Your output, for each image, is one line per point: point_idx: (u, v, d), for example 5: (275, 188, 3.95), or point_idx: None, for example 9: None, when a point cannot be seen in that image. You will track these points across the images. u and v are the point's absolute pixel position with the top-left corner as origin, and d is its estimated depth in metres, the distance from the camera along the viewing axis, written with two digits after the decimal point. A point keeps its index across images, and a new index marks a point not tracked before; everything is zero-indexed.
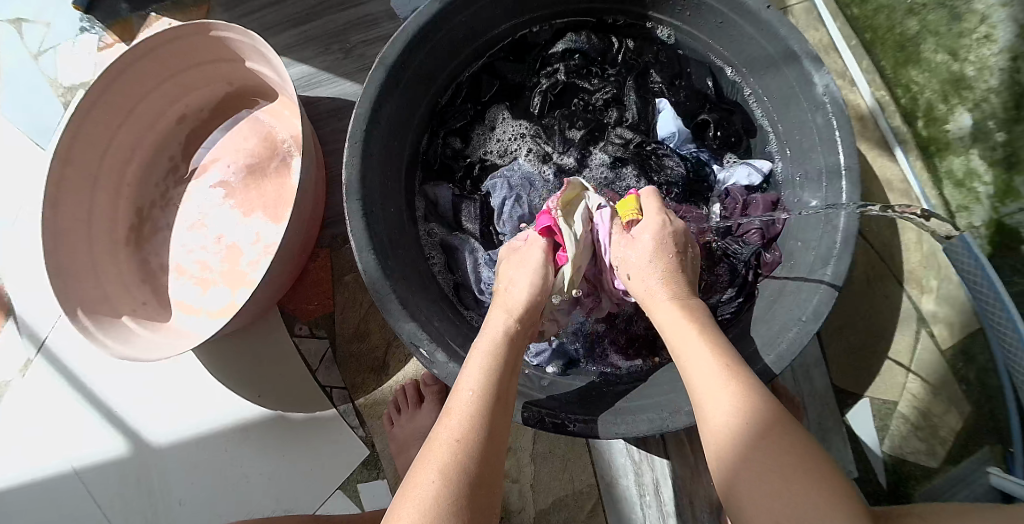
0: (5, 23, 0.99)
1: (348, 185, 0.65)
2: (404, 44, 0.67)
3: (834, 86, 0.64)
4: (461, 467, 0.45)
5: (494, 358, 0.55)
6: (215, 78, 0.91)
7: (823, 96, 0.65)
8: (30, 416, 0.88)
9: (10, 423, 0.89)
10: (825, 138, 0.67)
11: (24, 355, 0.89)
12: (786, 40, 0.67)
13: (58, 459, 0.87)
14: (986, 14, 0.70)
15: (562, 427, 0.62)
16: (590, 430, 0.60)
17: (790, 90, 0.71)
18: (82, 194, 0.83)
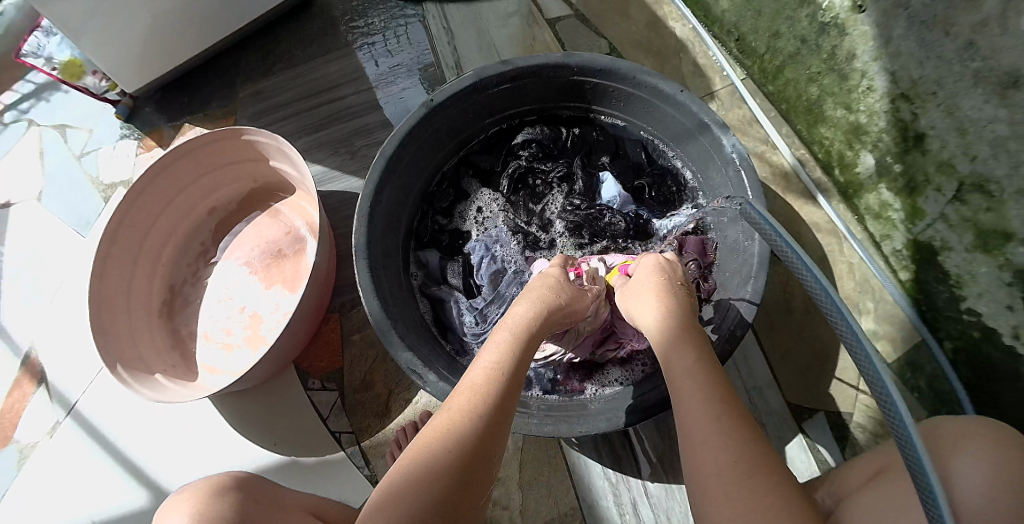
0: (51, 129, 1.21)
1: (358, 246, 0.80)
2: (398, 140, 0.84)
3: (739, 145, 0.79)
4: (469, 426, 0.52)
5: (476, 391, 0.55)
6: (243, 176, 1.10)
7: (731, 153, 0.80)
8: (55, 475, 0.97)
9: (35, 483, 0.96)
10: (737, 187, 0.80)
11: (52, 419, 0.99)
12: (697, 114, 0.82)
13: (76, 516, 0.94)
14: (865, 70, 0.85)
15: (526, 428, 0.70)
16: (558, 430, 0.71)
17: (709, 155, 0.85)
18: (126, 268, 0.98)
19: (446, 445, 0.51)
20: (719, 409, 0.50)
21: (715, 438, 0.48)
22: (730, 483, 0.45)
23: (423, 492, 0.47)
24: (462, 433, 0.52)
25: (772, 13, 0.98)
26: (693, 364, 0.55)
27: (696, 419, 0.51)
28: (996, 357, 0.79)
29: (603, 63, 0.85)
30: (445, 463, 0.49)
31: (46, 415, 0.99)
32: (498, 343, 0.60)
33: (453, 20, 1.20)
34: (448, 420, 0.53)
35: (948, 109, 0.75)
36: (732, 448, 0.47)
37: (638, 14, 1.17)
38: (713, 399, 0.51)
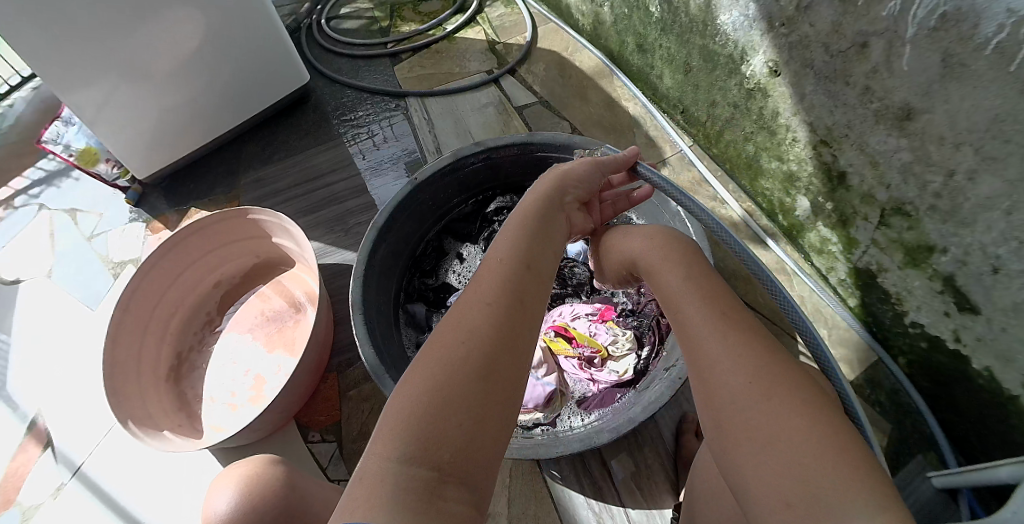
0: (65, 215, 1.34)
1: (355, 301, 0.88)
2: (389, 210, 0.94)
3: None
4: (508, 278, 0.57)
5: (499, 270, 0.58)
6: (248, 252, 1.22)
7: None
8: None
9: None
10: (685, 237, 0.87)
11: (58, 480, 1.03)
12: None
13: None
14: (789, 125, 0.97)
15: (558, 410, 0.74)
16: (535, 448, 0.74)
17: (662, 209, 0.94)
18: (138, 333, 1.08)
19: (493, 295, 0.54)
20: (733, 331, 0.53)
21: (733, 359, 0.50)
22: (756, 393, 0.48)
23: (471, 334, 0.50)
24: (507, 283, 0.56)
25: (708, 85, 1.11)
26: (697, 294, 0.57)
27: (714, 336, 0.53)
28: (945, 362, 0.84)
29: (560, 139, 0.97)
30: (491, 298, 0.54)
31: (51, 477, 1.03)
32: (510, 231, 0.66)
33: (432, 112, 1.36)
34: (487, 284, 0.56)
35: (860, 147, 0.85)
36: (757, 365, 0.49)
37: (596, 97, 1.32)
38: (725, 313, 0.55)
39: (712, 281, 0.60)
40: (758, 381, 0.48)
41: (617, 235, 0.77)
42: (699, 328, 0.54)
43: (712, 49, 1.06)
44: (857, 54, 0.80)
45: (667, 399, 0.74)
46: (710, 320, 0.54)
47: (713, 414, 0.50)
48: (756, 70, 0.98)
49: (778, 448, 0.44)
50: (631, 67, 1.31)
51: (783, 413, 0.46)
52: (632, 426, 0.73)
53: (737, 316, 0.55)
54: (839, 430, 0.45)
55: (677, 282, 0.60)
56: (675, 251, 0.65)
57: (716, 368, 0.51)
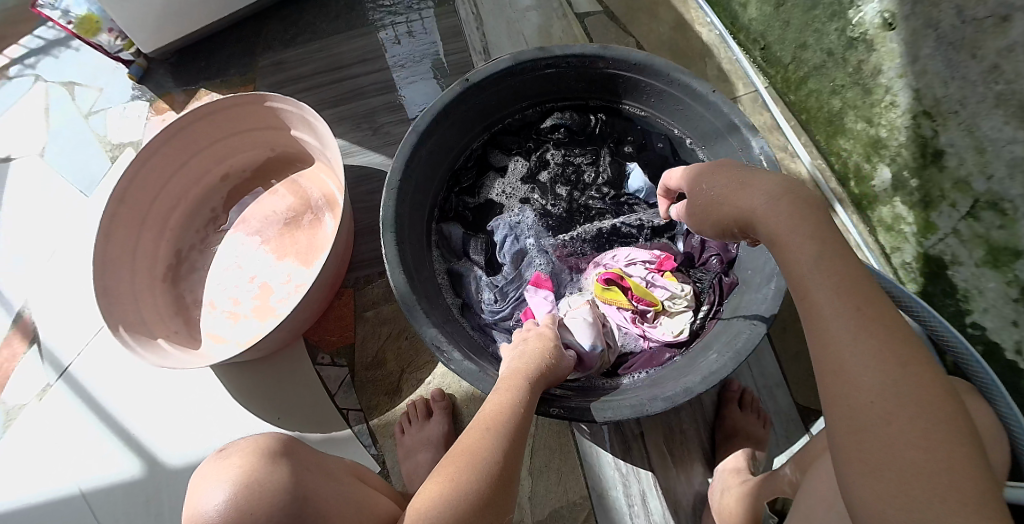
0: (60, 87, 1.18)
1: (385, 218, 0.79)
2: (432, 117, 0.83)
3: (767, 148, 0.79)
4: (501, 442, 0.58)
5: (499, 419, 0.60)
6: (261, 144, 1.09)
7: (759, 155, 0.80)
8: (43, 439, 0.93)
9: (25, 447, 0.93)
10: None
11: (44, 381, 0.96)
12: (729, 116, 0.83)
13: (67, 483, 0.91)
14: (890, 85, 0.88)
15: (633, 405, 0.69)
16: (585, 414, 0.69)
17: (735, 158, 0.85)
18: (133, 229, 0.97)
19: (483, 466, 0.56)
20: (873, 331, 0.42)
21: (868, 368, 0.41)
22: (887, 419, 0.40)
23: (473, 471, 0.56)
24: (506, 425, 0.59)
25: (800, 24, 1.00)
26: (831, 277, 0.44)
27: (852, 340, 0.42)
28: (999, 370, 0.82)
29: (636, 58, 0.85)
30: (491, 433, 0.58)
31: (38, 377, 0.96)
32: (508, 376, 0.66)
33: (481, 7, 1.19)
34: (475, 453, 0.57)
35: (968, 128, 0.77)
36: (896, 375, 0.40)
37: (666, 17, 1.19)
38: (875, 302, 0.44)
39: (848, 258, 0.46)
40: (896, 399, 0.40)
41: (712, 187, 0.57)
42: (835, 324, 0.43)
43: None
44: (994, 26, 0.70)
45: (728, 374, 0.69)
46: (856, 322, 0.42)
47: (846, 435, 0.42)
48: (866, 18, 0.87)
49: (920, 500, 0.37)
50: None
51: (925, 444, 0.38)
52: (688, 397, 0.68)
53: (879, 306, 0.43)
54: (985, 478, 0.38)
55: (811, 259, 0.46)
56: (809, 215, 0.48)
57: (849, 380, 0.42)
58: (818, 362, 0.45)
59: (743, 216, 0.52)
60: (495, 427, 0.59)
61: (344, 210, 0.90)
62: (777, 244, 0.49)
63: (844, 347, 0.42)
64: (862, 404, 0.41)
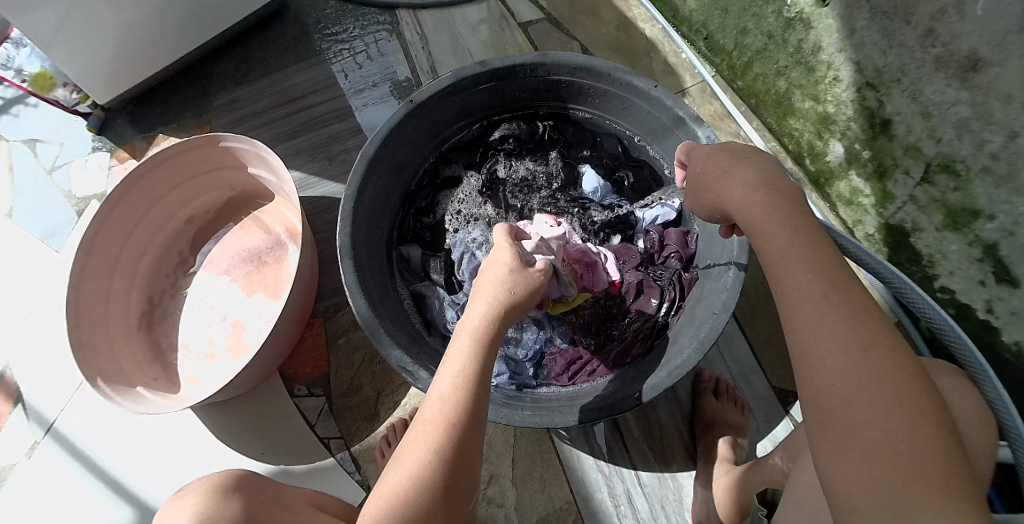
0: (20, 143, 1.19)
1: (342, 247, 0.78)
2: (380, 141, 0.83)
3: (715, 137, 0.79)
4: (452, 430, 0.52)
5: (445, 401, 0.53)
6: (221, 185, 1.10)
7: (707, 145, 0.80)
8: (33, 498, 0.93)
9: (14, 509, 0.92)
10: None
11: (31, 438, 0.96)
12: (673, 109, 0.83)
13: None
14: (831, 61, 0.87)
15: (611, 408, 0.69)
16: (550, 421, 0.69)
17: None
18: (102, 281, 0.97)
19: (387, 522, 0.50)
20: (840, 314, 0.42)
21: (838, 351, 0.41)
22: (848, 401, 0.40)
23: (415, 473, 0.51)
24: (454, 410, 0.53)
25: (739, 10, 1.00)
26: (803, 261, 0.45)
27: (818, 324, 0.42)
28: (971, 331, 0.81)
29: (576, 61, 0.86)
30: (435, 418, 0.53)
31: (25, 435, 0.96)
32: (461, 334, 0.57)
33: (425, 27, 1.21)
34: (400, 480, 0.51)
35: (911, 95, 0.77)
36: (861, 358, 0.41)
37: (608, 16, 1.19)
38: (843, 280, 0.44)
39: (819, 246, 0.46)
40: (859, 382, 0.40)
41: (699, 171, 0.57)
42: (805, 306, 0.43)
43: None
44: None
45: (694, 365, 0.69)
46: (825, 306, 0.43)
47: (814, 416, 0.42)
48: None
49: (884, 482, 0.38)
50: None
51: (886, 427, 0.39)
52: (655, 393, 0.68)
53: (849, 290, 0.43)
54: (957, 461, 0.38)
55: (783, 243, 0.47)
56: (785, 206, 0.49)
57: (818, 362, 0.42)
58: (790, 345, 0.45)
59: (721, 202, 0.53)
60: (414, 475, 0.51)
61: (304, 239, 0.91)
62: (754, 230, 0.50)
63: (813, 330, 0.43)
64: (827, 389, 0.41)
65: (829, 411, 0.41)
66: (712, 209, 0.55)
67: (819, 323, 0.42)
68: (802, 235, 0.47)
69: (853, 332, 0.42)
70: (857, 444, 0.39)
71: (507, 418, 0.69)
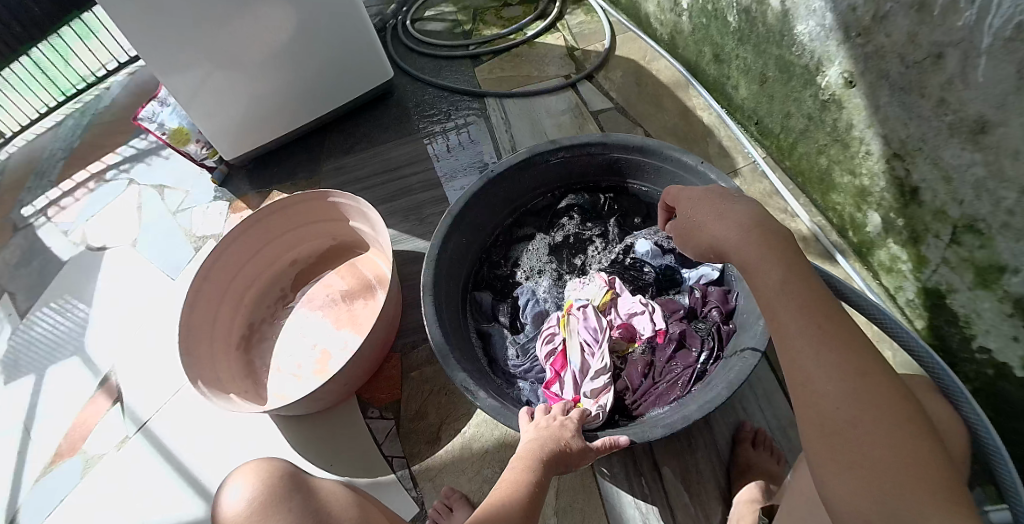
0: (151, 188, 1.43)
1: (424, 285, 0.91)
2: (464, 201, 0.98)
3: None
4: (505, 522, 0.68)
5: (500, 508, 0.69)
6: (325, 235, 1.27)
7: None
8: (114, 485, 1.03)
9: (95, 493, 1.02)
10: None
11: (123, 432, 1.08)
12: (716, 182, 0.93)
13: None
14: (863, 137, 0.97)
15: (643, 435, 0.75)
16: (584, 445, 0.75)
17: None
18: (213, 305, 1.13)
19: None
20: (833, 344, 0.49)
21: (836, 379, 0.47)
22: (854, 422, 0.46)
23: None
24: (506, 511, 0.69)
25: (783, 96, 1.13)
26: (795, 299, 0.51)
27: (814, 354, 0.49)
28: (1013, 391, 0.82)
29: (634, 142, 1.00)
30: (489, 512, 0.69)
31: (119, 429, 1.09)
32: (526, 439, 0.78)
33: (508, 113, 1.41)
34: None
35: (933, 161, 0.84)
36: (857, 383, 0.47)
37: (671, 105, 1.35)
38: (830, 314, 0.50)
39: (811, 285, 0.53)
40: (860, 404, 0.46)
41: (701, 214, 0.63)
42: (798, 340, 0.50)
43: (788, 60, 1.08)
44: (932, 65, 0.79)
45: (724, 400, 0.74)
46: (819, 338, 0.49)
47: (818, 436, 0.48)
48: (831, 81, 0.99)
49: (891, 495, 0.43)
50: (707, 77, 1.34)
51: (887, 443, 0.45)
52: (686, 424, 0.74)
53: (840, 324, 0.50)
54: (947, 472, 0.44)
55: (777, 282, 0.53)
56: (780, 249, 0.55)
57: (821, 389, 0.48)
58: (787, 374, 0.51)
59: (718, 245, 0.60)
60: None
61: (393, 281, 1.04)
62: (748, 272, 0.56)
63: (811, 361, 0.49)
64: (830, 411, 0.47)
65: (832, 432, 0.47)
66: (710, 250, 0.61)
67: (816, 353, 0.49)
68: (793, 275, 0.53)
69: (848, 358, 0.48)
70: (862, 463, 0.45)
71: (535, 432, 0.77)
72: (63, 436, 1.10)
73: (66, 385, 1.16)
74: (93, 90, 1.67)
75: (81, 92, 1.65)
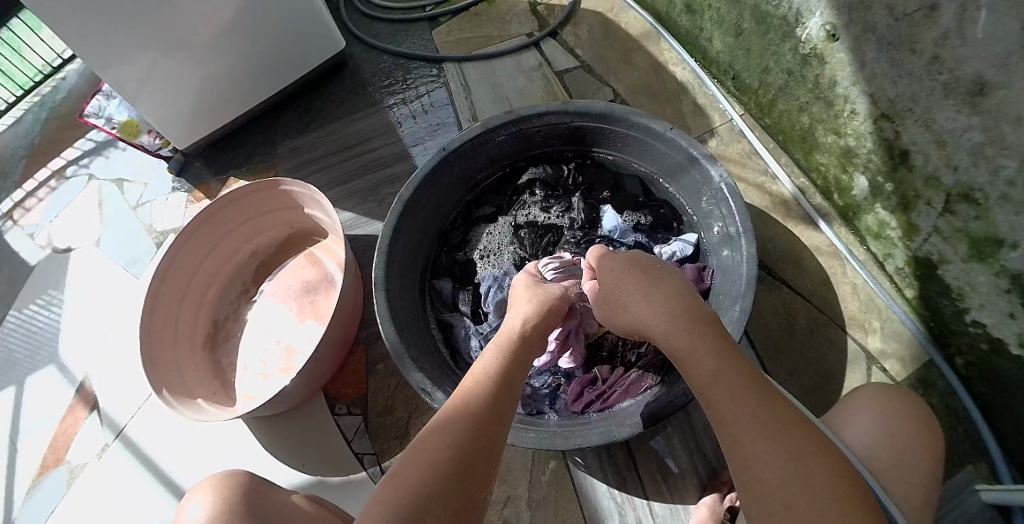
0: (111, 184, 1.37)
1: (377, 279, 0.86)
2: (416, 184, 0.92)
3: (726, 176, 0.82)
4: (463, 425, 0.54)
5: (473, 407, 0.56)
6: (281, 223, 1.22)
7: (720, 183, 0.83)
8: (101, 494, 1.05)
9: (84, 502, 1.05)
10: (727, 214, 0.83)
11: (102, 441, 1.09)
12: (688, 149, 0.86)
13: None
14: (847, 96, 0.88)
15: (611, 436, 0.71)
16: (543, 441, 0.71)
17: (701, 189, 0.88)
18: (176, 304, 1.11)
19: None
20: (765, 430, 0.52)
21: (772, 460, 0.51)
22: (789, 503, 0.48)
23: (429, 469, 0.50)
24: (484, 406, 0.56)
25: (760, 49, 1.01)
26: (730, 388, 0.55)
27: (750, 439, 0.52)
28: (1008, 367, 0.78)
29: (596, 108, 0.92)
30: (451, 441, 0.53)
31: (98, 438, 1.10)
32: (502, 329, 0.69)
33: (468, 78, 1.31)
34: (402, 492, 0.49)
35: (925, 124, 0.77)
36: (792, 465, 0.50)
37: (641, 61, 1.22)
38: (760, 398, 0.54)
39: (744, 370, 0.57)
40: (793, 486, 0.49)
41: (624, 292, 0.69)
42: (736, 426, 0.53)
43: (765, 11, 0.96)
44: (925, 18, 0.70)
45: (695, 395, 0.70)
46: (754, 424, 0.53)
47: (763, 517, 0.50)
48: (812, 34, 0.89)
49: None
50: (679, 29, 1.21)
51: (823, 520, 0.47)
52: (656, 421, 0.70)
53: (770, 409, 0.54)
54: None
55: (710, 369, 0.57)
56: (711, 335, 0.60)
57: (762, 470, 0.51)
58: (730, 460, 0.54)
59: (645, 324, 0.65)
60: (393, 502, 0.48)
61: (348, 272, 0.99)
62: (680, 356, 0.60)
63: (749, 446, 0.52)
64: (765, 493, 0.50)
65: (771, 511, 0.49)
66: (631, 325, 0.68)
67: (744, 434, 0.52)
68: (725, 360, 0.57)
69: (774, 440, 0.52)
70: None
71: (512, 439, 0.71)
72: (47, 447, 1.11)
73: (46, 395, 1.16)
74: (48, 82, 1.54)
75: (38, 84, 1.52)
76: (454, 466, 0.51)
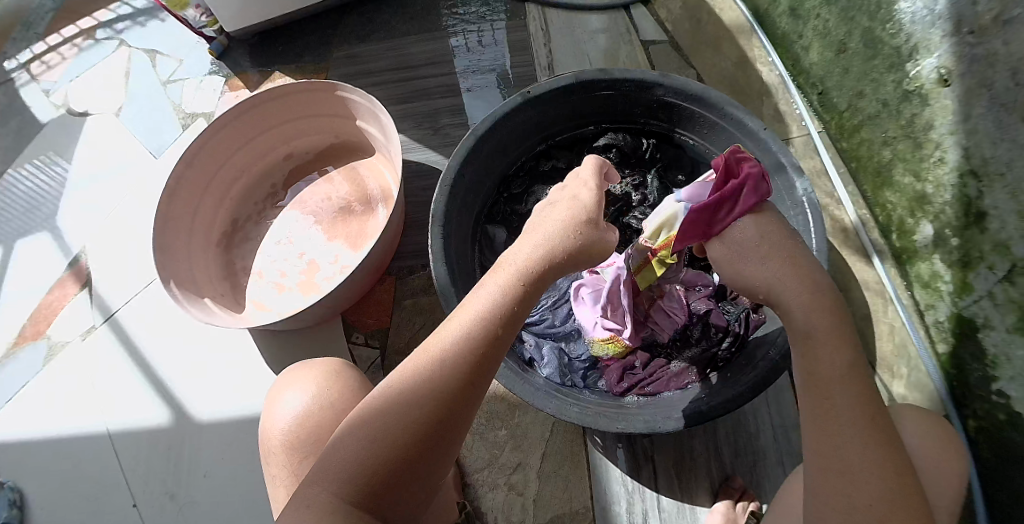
0: (142, 53, 1.27)
1: (435, 213, 0.82)
2: (490, 123, 0.86)
3: (812, 191, 0.81)
4: (486, 315, 0.51)
5: (504, 292, 0.52)
6: (326, 131, 1.14)
7: (803, 197, 0.82)
8: (78, 377, 1.00)
9: (60, 382, 1.00)
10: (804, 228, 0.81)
11: (90, 323, 1.03)
12: (777, 154, 0.84)
13: (96, 419, 0.98)
14: (940, 142, 0.88)
15: (654, 429, 0.70)
16: (588, 419, 0.71)
17: (781, 198, 0.86)
18: (195, 195, 1.03)
19: (403, 410, 0.46)
20: (873, 441, 0.47)
21: (869, 475, 0.46)
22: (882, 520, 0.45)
23: (454, 359, 0.49)
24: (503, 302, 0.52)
25: (860, 73, 1.01)
26: (852, 387, 0.48)
27: (861, 448, 0.46)
28: (1020, 440, 0.81)
29: (693, 88, 0.87)
30: (480, 330, 0.50)
31: (85, 319, 1.03)
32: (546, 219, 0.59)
33: (550, 25, 1.25)
34: (423, 376, 0.48)
35: (1012, 191, 0.77)
36: (893, 484, 0.46)
37: (729, 51, 1.20)
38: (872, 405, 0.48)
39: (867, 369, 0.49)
40: (889, 507, 0.45)
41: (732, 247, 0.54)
42: (846, 429, 0.47)
43: (878, 35, 0.95)
44: None
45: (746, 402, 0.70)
46: (866, 433, 0.47)
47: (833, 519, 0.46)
48: (923, 72, 0.88)
49: None
50: (776, 30, 1.18)
51: None
52: (701, 421, 0.70)
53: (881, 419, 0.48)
54: None
55: (843, 365, 0.48)
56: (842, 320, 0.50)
57: (855, 486, 0.46)
58: (813, 449, 0.49)
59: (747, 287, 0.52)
60: (432, 371, 0.48)
61: (398, 199, 0.94)
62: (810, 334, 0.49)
63: (852, 451, 0.47)
64: (858, 504, 0.46)
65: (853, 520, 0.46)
66: (764, 288, 0.51)
67: (853, 441, 0.47)
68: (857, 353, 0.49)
69: (881, 453, 0.46)
70: None
71: (554, 410, 0.71)
72: (28, 317, 1.04)
73: (34, 263, 1.08)
74: None
75: None
76: (461, 393, 0.48)
